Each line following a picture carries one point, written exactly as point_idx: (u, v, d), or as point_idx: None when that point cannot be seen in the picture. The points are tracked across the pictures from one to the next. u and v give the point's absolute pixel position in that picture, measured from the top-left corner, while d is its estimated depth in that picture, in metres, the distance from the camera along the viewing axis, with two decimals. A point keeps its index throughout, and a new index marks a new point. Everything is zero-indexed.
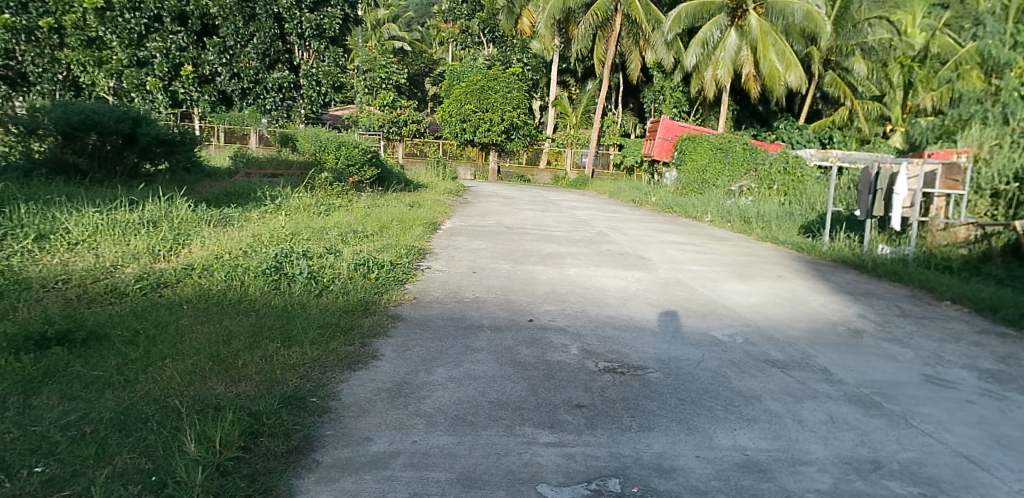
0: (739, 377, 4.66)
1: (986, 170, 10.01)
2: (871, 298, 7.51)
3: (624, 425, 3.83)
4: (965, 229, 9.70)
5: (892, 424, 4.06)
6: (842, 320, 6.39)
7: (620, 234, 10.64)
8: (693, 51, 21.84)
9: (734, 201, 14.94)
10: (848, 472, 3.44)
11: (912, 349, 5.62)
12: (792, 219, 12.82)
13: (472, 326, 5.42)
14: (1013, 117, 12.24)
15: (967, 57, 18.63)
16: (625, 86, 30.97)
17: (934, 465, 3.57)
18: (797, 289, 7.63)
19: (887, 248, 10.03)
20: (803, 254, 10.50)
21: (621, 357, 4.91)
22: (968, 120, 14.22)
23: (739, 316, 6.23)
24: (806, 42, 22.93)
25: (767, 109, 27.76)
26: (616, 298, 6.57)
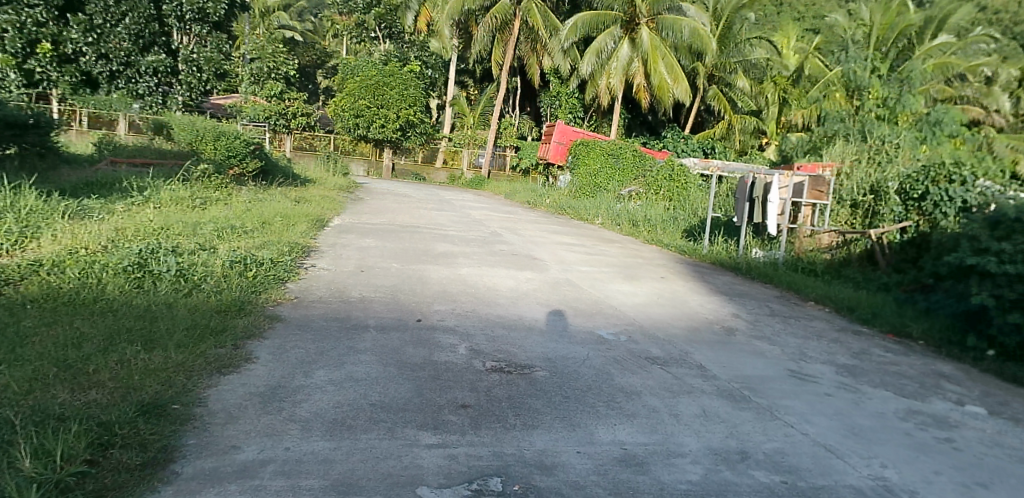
0: (621, 374, 4.77)
1: (848, 183, 10.96)
2: (745, 298, 7.98)
3: (508, 424, 3.81)
4: (828, 236, 10.55)
5: (759, 416, 4.30)
6: (717, 319, 6.74)
7: (514, 235, 10.74)
8: (589, 60, 22.36)
9: (624, 205, 15.50)
10: (718, 463, 3.59)
11: (779, 346, 6.01)
12: (676, 223, 13.46)
13: (357, 326, 5.23)
14: (869, 136, 13.51)
15: (834, 80, 20.21)
16: (523, 89, 31.43)
17: (795, 454, 3.80)
18: (679, 289, 7.98)
19: (760, 252, 10.74)
20: (685, 257, 11.02)
21: (509, 356, 4.91)
22: (832, 136, 15.55)
23: (624, 315, 6.41)
24: (692, 58, 24.19)
25: (655, 118, 29.04)
26: (506, 297, 6.58)
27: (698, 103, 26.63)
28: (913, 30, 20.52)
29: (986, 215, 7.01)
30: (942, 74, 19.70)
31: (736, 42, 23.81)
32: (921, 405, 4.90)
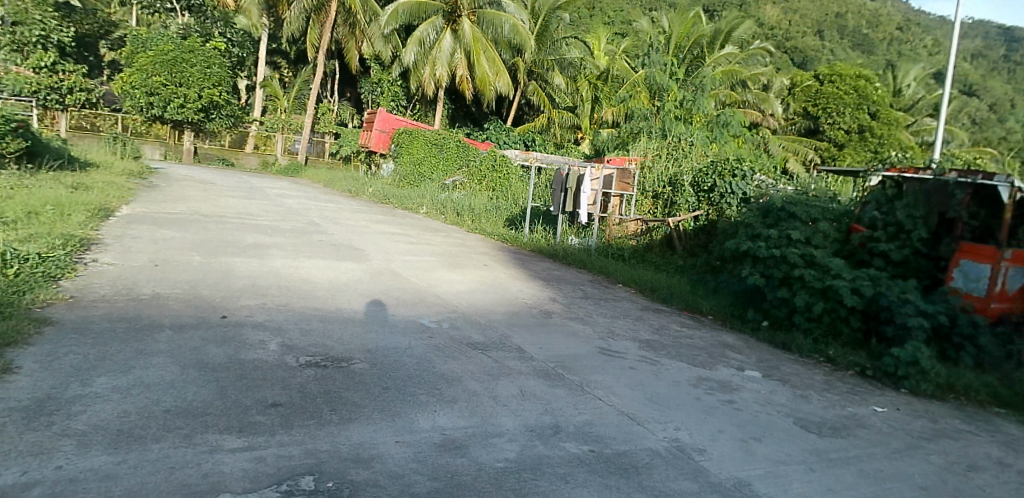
0: (442, 361, 4.78)
1: (650, 175, 11.90)
2: (561, 283, 8.39)
3: (322, 420, 3.64)
4: (633, 224, 11.41)
5: (571, 392, 4.53)
6: (535, 303, 7.01)
7: (333, 224, 10.32)
8: (411, 49, 22.12)
9: (448, 195, 15.58)
10: (532, 439, 3.73)
11: (590, 325, 6.40)
12: (498, 212, 13.81)
13: (149, 326, 4.70)
14: (669, 133, 14.84)
15: (638, 82, 21.40)
16: (343, 75, 30.40)
17: (602, 424, 4.06)
18: (500, 276, 8.19)
19: (576, 239, 11.34)
20: (507, 245, 11.34)
21: (325, 350, 4.69)
22: (637, 132, 16.87)
23: (445, 303, 6.43)
24: (512, 53, 24.89)
25: (479, 110, 29.54)
26: (323, 289, 6.30)
27: (519, 96, 27.52)
28: (705, 40, 22.87)
29: (759, 206, 8.04)
30: (728, 80, 22.12)
31: (552, 41, 25.28)
32: (709, 372, 5.48)
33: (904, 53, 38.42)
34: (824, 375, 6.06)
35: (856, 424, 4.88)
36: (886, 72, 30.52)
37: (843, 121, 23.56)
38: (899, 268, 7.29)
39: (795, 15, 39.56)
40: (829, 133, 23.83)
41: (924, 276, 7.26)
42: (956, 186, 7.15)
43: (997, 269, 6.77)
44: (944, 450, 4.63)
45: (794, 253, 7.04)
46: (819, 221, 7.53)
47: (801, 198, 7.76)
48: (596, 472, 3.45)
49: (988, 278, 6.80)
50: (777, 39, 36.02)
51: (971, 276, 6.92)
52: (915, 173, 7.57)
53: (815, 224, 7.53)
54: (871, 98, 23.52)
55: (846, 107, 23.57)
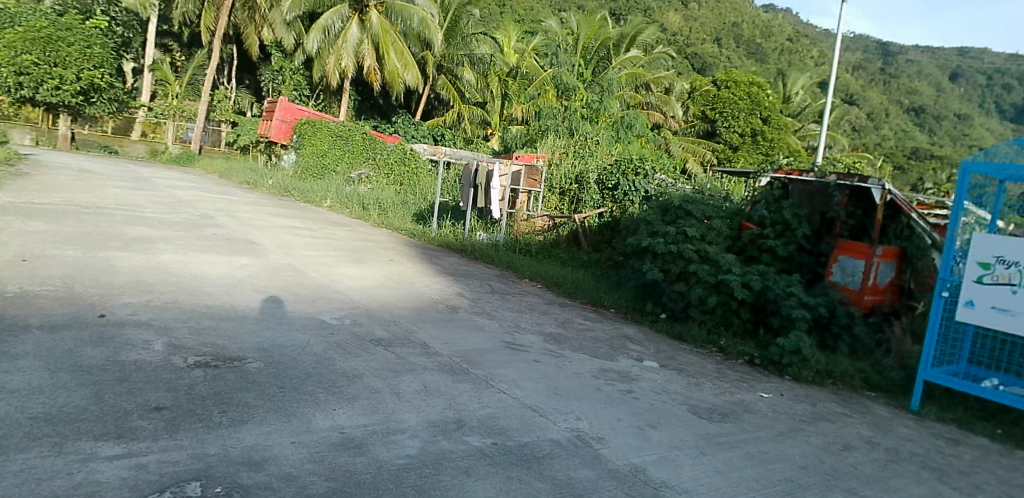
0: (342, 359, 4.64)
1: (557, 172, 12.08)
2: (468, 278, 8.38)
3: (212, 423, 3.45)
4: (541, 220, 11.49)
5: (475, 386, 4.53)
6: (442, 298, 6.96)
7: (229, 218, 9.81)
8: (315, 38, 21.37)
9: (353, 188, 15.20)
10: (435, 434, 3.69)
11: (496, 320, 6.43)
12: (405, 206, 13.62)
13: (13, 327, 4.28)
14: (575, 132, 15.16)
15: (546, 81, 21.72)
16: (241, 61, 29.00)
17: (505, 417, 4.09)
18: (406, 271, 8.07)
19: (483, 234, 11.36)
20: (414, 240, 11.19)
21: (216, 349, 4.46)
22: (544, 129, 17.10)
23: (348, 299, 6.26)
24: (421, 46, 24.55)
25: (386, 103, 29.01)
26: (216, 285, 5.97)
27: (427, 90, 27.24)
28: (611, 42, 23.49)
29: (658, 204, 8.33)
30: (632, 82, 22.84)
31: (462, 35, 25.11)
32: (610, 363, 5.63)
33: (792, 62, 41.03)
34: (717, 364, 6.38)
35: (744, 409, 5.17)
36: (776, 79, 32.47)
37: (737, 124, 24.89)
38: (785, 263, 7.74)
39: (695, 22, 41.40)
40: (725, 136, 25.08)
41: (807, 271, 7.80)
42: (836, 187, 7.76)
43: (870, 263, 7.30)
44: (821, 431, 5.00)
45: (689, 249, 7.38)
46: (713, 219, 7.90)
47: (696, 197, 8.12)
48: (499, 465, 3.47)
49: (862, 272, 7.36)
50: (678, 44, 37.52)
51: (848, 270, 7.49)
52: (799, 175, 8.07)
53: (709, 221, 7.88)
54: (762, 104, 25.11)
55: (740, 112, 24.92)
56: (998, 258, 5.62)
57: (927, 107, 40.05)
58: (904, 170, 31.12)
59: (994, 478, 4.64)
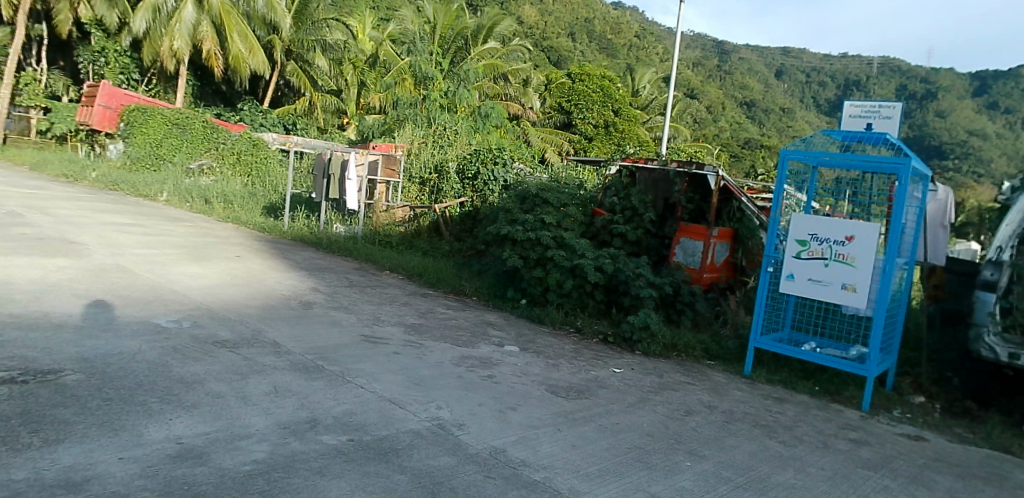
0: (180, 364, 4.27)
1: (416, 162, 11.88)
2: (324, 272, 8.05)
3: (20, 445, 3.04)
4: (401, 210, 11.32)
5: (331, 382, 4.36)
6: (295, 294, 6.63)
7: (41, 215, 8.68)
8: (143, 16, 19.62)
9: (195, 180, 14.08)
10: (285, 436, 3.51)
11: (354, 313, 6.23)
12: (255, 199, 12.83)
13: None
14: (433, 122, 15.03)
15: (403, 70, 21.33)
16: (54, 40, 25.76)
17: (362, 412, 3.97)
18: (255, 268, 7.60)
19: (341, 226, 10.98)
20: (264, 234, 10.57)
21: (26, 363, 3.93)
22: (402, 119, 16.74)
23: (189, 300, 5.79)
24: (267, 29, 23.14)
25: (230, 89, 27.12)
26: (24, 292, 5.26)
27: (276, 77, 25.73)
28: (468, 33, 23.50)
29: (516, 192, 8.47)
30: (490, 73, 23.01)
31: (314, 20, 23.61)
32: (471, 350, 5.66)
33: (640, 58, 43.40)
34: (573, 344, 6.62)
35: (599, 385, 5.41)
36: (626, 74, 34.17)
37: (591, 116, 25.91)
38: (634, 247, 8.13)
39: (549, 17, 42.51)
40: (580, 127, 26.00)
41: (654, 254, 8.26)
42: (676, 174, 8.32)
43: (708, 244, 7.86)
44: (667, 400, 5.35)
45: (546, 235, 7.60)
46: (568, 206, 8.20)
47: (552, 186, 8.40)
48: (354, 461, 3.36)
49: (701, 253, 7.89)
50: (534, 37, 38.32)
51: (689, 251, 7.99)
52: (645, 164, 8.54)
53: (565, 208, 8.20)
54: (614, 97, 26.33)
55: (593, 104, 25.98)
56: (812, 235, 6.29)
57: (756, 101, 44.00)
58: (739, 159, 34.04)
59: (812, 430, 5.21)
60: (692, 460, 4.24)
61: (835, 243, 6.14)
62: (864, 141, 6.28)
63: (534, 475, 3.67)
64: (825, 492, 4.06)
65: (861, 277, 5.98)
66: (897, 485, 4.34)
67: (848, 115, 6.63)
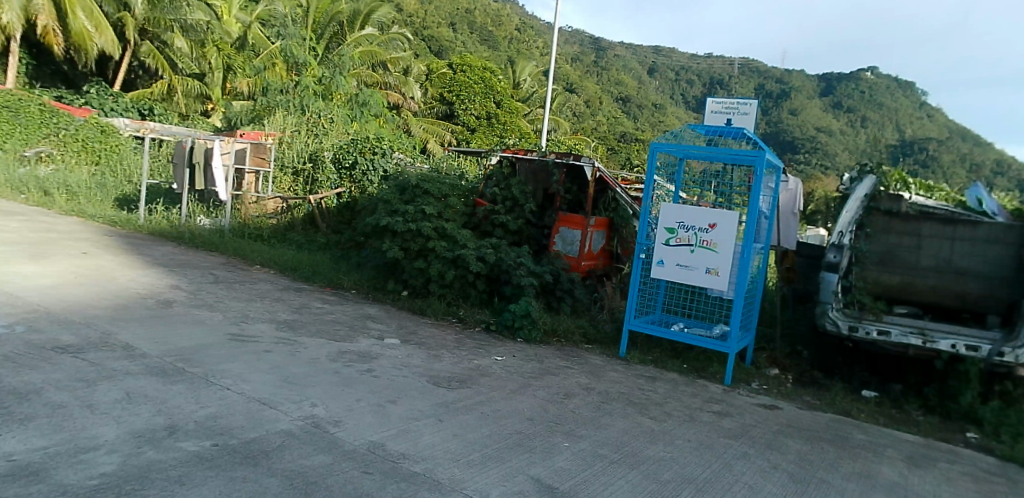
0: (10, 374, 3.81)
1: (289, 151, 11.32)
2: (185, 268, 7.50)
3: None
4: (273, 202, 10.78)
5: (193, 385, 4.07)
6: (152, 293, 6.13)
7: None
8: None
9: (30, 170, 12.62)
10: (139, 445, 3.23)
11: (220, 311, 5.86)
12: (104, 191, 11.73)
13: None
14: (306, 109, 14.41)
15: (274, 54, 20.28)
16: None
17: (228, 415, 3.73)
18: (105, 265, 6.94)
19: (205, 219, 10.29)
20: (116, 228, 9.70)
21: None
22: (271, 106, 15.75)
23: (23, 303, 5.18)
24: (116, 5, 21.15)
25: (74, 70, 24.55)
26: None
27: (128, 58, 23.58)
28: (344, 18, 22.64)
29: (396, 183, 8.28)
30: (368, 61, 22.40)
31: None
32: (349, 345, 5.49)
33: (519, 51, 43.95)
34: (455, 334, 6.61)
35: (480, 374, 5.43)
36: (506, 66, 34.48)
37: (473, 107, 25.93)
38: (515, 237, 8.20)
39: (428, 6, 41.98)
40: (463, 118, 25.96)
41: (534, 243, 8.40)
42: (554, 165, 8.47)
43: (585, 233, 8.09)
44: (547, 384, 5.46)
45: (427, 226, 7.51)
46: (449, 197, 8.14)
47: (433, 176, 8.30)
48: (219, 467, 3.16)
49: (579, 241, 8.11)
50: (413, 26, 37.74)
51: (568, 240, 8.19)
52: (525, 155, 8.63)
53: (446, 199, 8.09)
54: (495, 89, 26.53)
55: (475, 96, 26.01)
56: (679, 223, 6.64)
57: (631, 96, 45.95)
58: (616, 152, 35.44)
59: (681, 405, 5.52)
60: (570, 440, 4.36)
61: (700, 230, 6.52)
62: (724, 135, 6.71)
63: (413, 467, 3.62)
64: (692, 462, 4.31)
65: (722, 261, 6.40)
66: (755, 451, 4.69)
67: (711, 111, 7.03)
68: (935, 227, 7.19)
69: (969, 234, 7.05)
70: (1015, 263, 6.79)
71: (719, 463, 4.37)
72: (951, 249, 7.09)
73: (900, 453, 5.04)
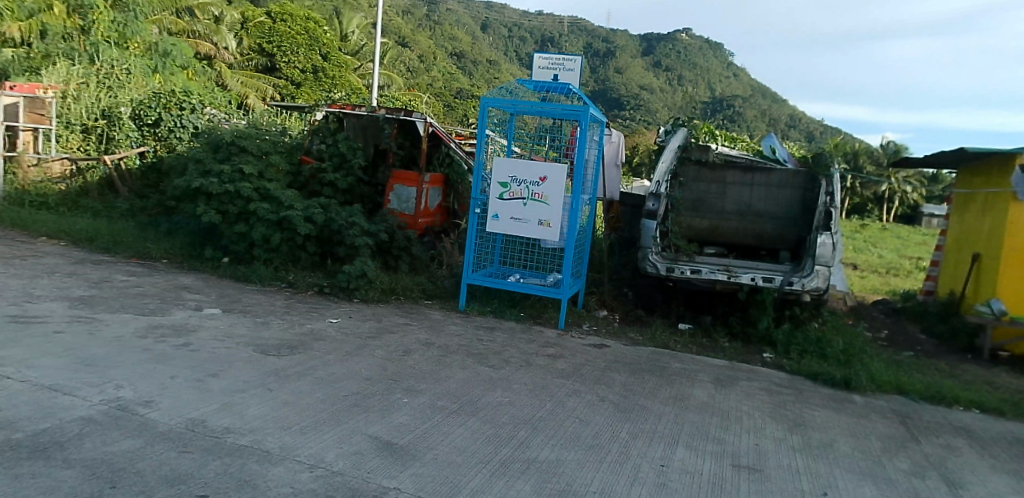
0: None
1: (75, 106, 9.95)
2: None
3: None
4: (60, 164, 9.49)
5: None
6: None
7: None
8: None
9: None
10: None
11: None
12: None
13: None
14: (92, 57, 12.75)
15: None
16: None
17: (10, 408, 3.28)
18: None
19: None
20: None
21: None
22: (50, 53, 13.80)
23: None
24: None
25: None
26: None
27: None
28: None
29: (208, 140, 7.61)
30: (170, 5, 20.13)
31: None
32: (161, 318, 5.03)
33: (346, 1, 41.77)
34: (285, 300, 6.29)
35: (313, 338, 5.22)
36: (332, 16, 32.64)
37: (297, 60, 24.36)
38: (346, 196, 7.90)
39: None
40: (286, 72, 24.25)
41: (367, 202, 8.11)
42: (385, 120, 8.21)
43: (421, 190, 7.93)
44: (385, 343, 5.39)
45: (247, 187, 7.01)
46: (270, 154, 7.64)
47: (251, 132, 7.72)
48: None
49: (414, 198, 7.92)
50: None
51: (403, 198, 7.96)
52: (352, 110, 8.22)
53: (267, 157, 7.64)
54: (320, 41, 25.25)
55: (298, 47, 24.45)
56: (512, 178, 6.74)
57: (465, 53, 45.65)
58: (453, 109, 35.36)
59: (517, 352, 5.71)
60: (409, 396, 4.35)
61: (532, 184, 6.69)
62: (551, 91, 6.85)
63: (239, 441, 3.42)
64: (528, 405, 4.49)
65: (553, 213, 6.64)
66: (585, 388, 4.98)
67: (537, 67, 7.17)
68: (737, 174, 8.04)
69: (765, 180, 7.95)
70: (801, 205, 7.80)
71: (553, 402, 4.59)
72: (750, 194, 7.98)
73: (710, 376, 5.62)
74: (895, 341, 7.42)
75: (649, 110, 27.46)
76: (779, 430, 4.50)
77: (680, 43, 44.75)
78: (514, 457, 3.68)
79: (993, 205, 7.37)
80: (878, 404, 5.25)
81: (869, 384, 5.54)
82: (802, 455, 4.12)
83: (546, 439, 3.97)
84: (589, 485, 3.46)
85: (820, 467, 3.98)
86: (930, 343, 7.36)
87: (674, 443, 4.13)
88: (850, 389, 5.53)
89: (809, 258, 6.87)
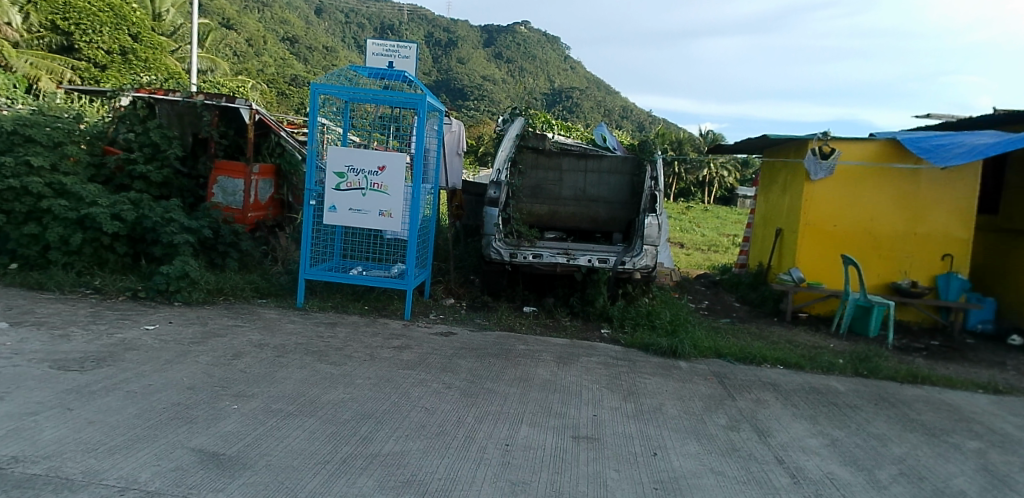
0: None
1: None
2: None
3: None
4: None
5: None
6: None
7: None
8: None
9: None
10: None
11: None
12: None
13: None
14: None
15: None
16: None
17: None
18: None
19: None
20: None
21: None
22: None
23: None
24: None
25: None
26: None
27: None
28: None
29: None
30: None
31: None
32: None
33: None
34: (90, 307, 5.65)
35: (125, 348, 4.73)
36: None
37: (100, 39, 21.73)
38: (162, 190, 7.21)
39: None
40: (87, 52, 21.47)
41: (187, 195, 7.44)
42: (204, 107, 7.50)
43: (248, 182, 7.43)
44: (211, 347, 5.00)
45: (36, 182, 6.23)
46: (65, 144, 6.78)
47: (38, 119, 6.78)
48: None
49: (241, 192, 7.40)
50: None
51: (229, 191, 7.40)
52: (165, 95, 7.44)
53: (60, 147, 6.77)
54: (128, 19, 22.65)
55: (101, 26, 21.80)
56: (349, 167, 6.49)
57: (299, 36, 43.24)
58: (287, 98, 33.86)
59: (360, 346, 5.54)
60: (238, 402, 4.06)
61: (370, 173, 6.49)
62: (388, 78, 6.70)
63: (30, 470, 3.03)
64: (371, 398, 4.38)
65: (394, 203, 6.51)
66: (431, 376, 4.94)
67: (372, 53, 6.94)
68: (571, 161, 8.31)
69: (597, 166, 8.32)
70: (630, 190, 8.28)
71: (396, 394, 4.51)
72: (584, 180, 8.33)
73: (552, 355, 5.81)
74: (714, 309, 8.16)
75: (492, 101, 27.82)
76: (614, 399, 4.76)
77: (519, 35, 45.77)
78: (354, 454, 3.56)
79: (791, 185, 8.27)
80: (700, 368, 5.74)
81: (692, 351, 6.03)
82: (634, 421, 4.39)
83: (390, 432, 3.89)
84: (435, 472, 3.45)
85: (650, 429, 4.27)
86: (743, 310, 8.18)
87: (517, 421, 4.23)
88: (676, 356, 5.99)
89: (638, 239, 7.30)
